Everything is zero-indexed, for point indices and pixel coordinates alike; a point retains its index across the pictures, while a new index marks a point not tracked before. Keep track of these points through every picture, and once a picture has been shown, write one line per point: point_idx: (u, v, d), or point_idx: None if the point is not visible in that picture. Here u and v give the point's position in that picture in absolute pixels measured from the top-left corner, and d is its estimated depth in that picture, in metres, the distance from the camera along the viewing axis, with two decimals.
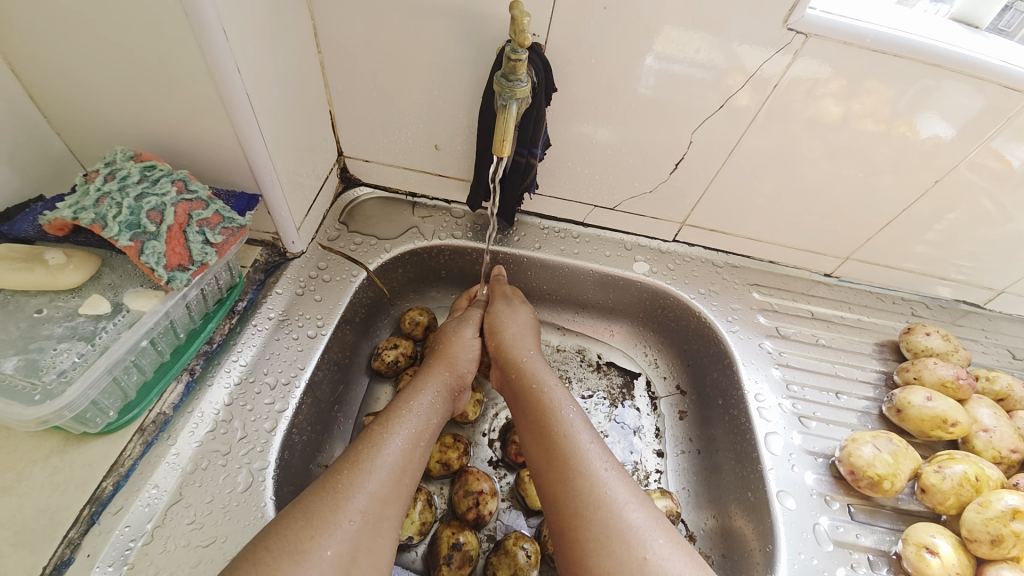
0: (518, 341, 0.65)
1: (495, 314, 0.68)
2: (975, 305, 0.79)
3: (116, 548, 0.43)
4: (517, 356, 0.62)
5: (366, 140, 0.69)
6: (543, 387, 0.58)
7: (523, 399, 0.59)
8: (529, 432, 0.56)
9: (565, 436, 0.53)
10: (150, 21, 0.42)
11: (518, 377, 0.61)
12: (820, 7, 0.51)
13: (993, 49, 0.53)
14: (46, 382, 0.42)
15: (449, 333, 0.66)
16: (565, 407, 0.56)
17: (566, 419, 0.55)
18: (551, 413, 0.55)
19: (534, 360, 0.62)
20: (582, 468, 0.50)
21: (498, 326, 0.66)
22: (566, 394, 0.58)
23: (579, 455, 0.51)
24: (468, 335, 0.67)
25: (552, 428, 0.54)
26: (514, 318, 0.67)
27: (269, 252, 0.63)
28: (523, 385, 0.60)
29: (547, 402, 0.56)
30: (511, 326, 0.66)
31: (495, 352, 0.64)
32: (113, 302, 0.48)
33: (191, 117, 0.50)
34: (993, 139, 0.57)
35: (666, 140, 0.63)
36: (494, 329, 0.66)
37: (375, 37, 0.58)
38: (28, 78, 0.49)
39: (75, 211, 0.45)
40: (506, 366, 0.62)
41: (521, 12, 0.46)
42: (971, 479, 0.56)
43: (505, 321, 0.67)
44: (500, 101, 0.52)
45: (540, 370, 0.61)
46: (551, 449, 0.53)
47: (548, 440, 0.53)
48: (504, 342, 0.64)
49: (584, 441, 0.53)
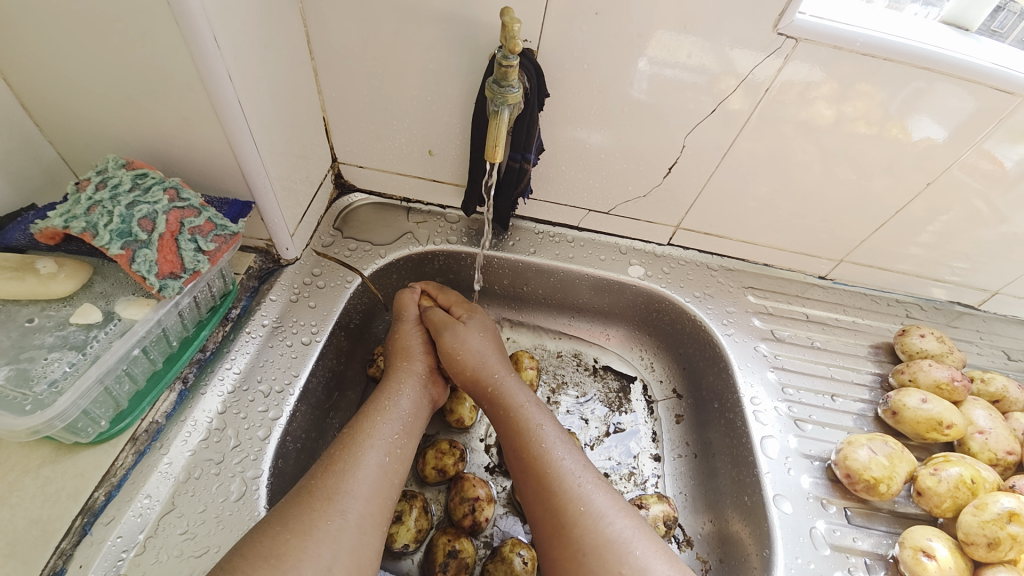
0: (480, 370, 0.61)
1: (446, 350, 0.62)
2: (970, 306, 0.79)
3: (109, 558, 0.42)
4: (484, 390, 0.60)
5: (361, 146, 0.69)
6: (514, 408, 0.57)
7: (499, 420, 0.58)
8: (507, 452, 0.56)
9: (540, 456, 0.53)
10: (141, 30, 0.42)
11: (491, 403, 0.59)
12: (810, 12, 0.52)
13: (984, 51, 0.53)
14: (37, 392, 0.42)
15: (406, 343, 0.63)
16: (538, 424, 0.55)
17: (540, 437, 0.54)
18: (525, 434, 0.55)
19: (505, 381, 0.60)
20: (559, 487, 0.50)
21: (455, 358, 0.61)
22: (540, 410, 0.58)
23: (555, 473, 0.51)
24: (416, 333, 0.64)
25: (526, 449, 0.54)
26: (468, 344, 0.62)
27: (262, 258, 0.63)
28: (495, 411, 0.58)
29: (520, 423, 0.56)
30: (467, 354, 0.61)
31: (463, 384, 0.61)
32: (105, 310, 0.48)
33: (184, 126, 0.50)
34: (986, 140, 0.58)
35: (659, 144, 0.64)
36: (451, 366, 0.62)
37: (368, 44, 0.58)
38: (19, 88, 0.49)
39: (65, 219, 0.44)
40: (477, 391, 0.61)
41: (512, 18, 0.46)
42: (967, 481, 0.56)
43: (460, 354, 0.61)
44: (493, 107, 0.52)
45: (510, 391, 0.59)
46: (528, 469, 0.53)
47: (526, 460, 0.53)
48: (466, 376, 0.61)
49: (559, 457, 0.52)
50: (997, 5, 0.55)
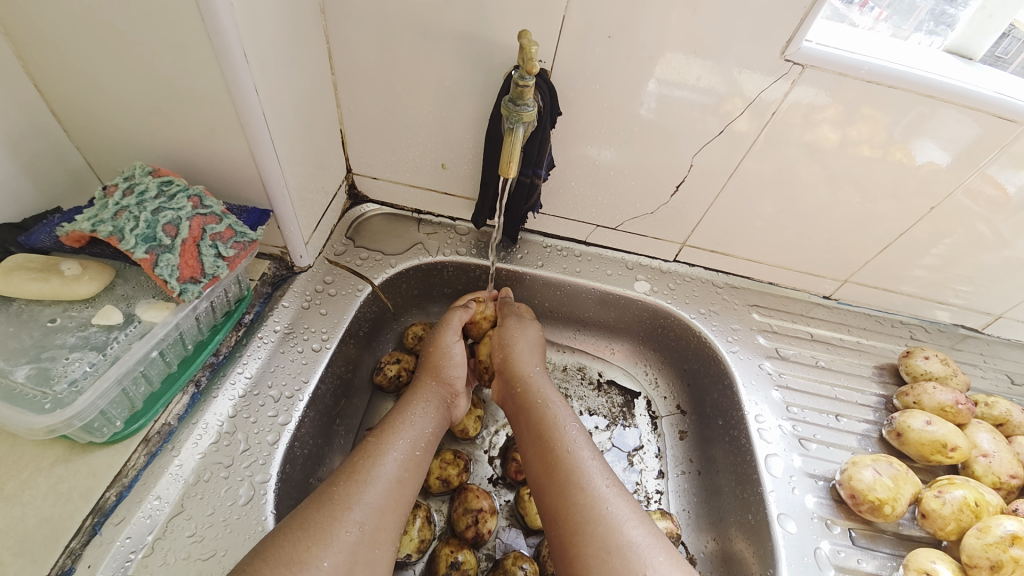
0: (527, 357, 0.64)
1: (505, 330, 0.67)
2: (974, 329, 0.79)
3: (117, 559, 0.43)
4: (524, 371, 0.62)
5: (375, 159, 0.71)
6: (548, 402, 0.59)
7: (527, 414, 0.59)
8: (530, 446, 0.56)
9: (568, 451, 0.53)
10: (175, 44, 0.44)
11: (523, 394, 0.61)
12: (816, 40, 0.53)
13: (986, 81, 0.55)
14: (57, 391, 0.43)
15: (438, 362, 0.63)
16: (566, 422, 0.57)
17: (568, 435, 0.55)
18: (554, 429, 0.56)
19: (540, 377, 0.62)
20: (584, 484, 0.50)
21: (512, 335, 0.66)
22: (568, 410, 0.59)
23: (580, 471, 0.52)
24: (452, 346, 0.65)
25: (554, 443, 0.54)
26: (525, 333, 0.67)
27: (277, 265, 0.64)
28: (526, 402, 0.60)
29: (550, 418, 0.57)
30: (520, 341, 0.66)
31: (503, 363, 0.64)
32: (125, 313, 0.49)
33: (209, 135, 0.51)
34: (989, 165, 0.59)
35: (667, 163, 0.65)
36: (504, 343, 0.66)
37: (387, 60, 0.60)
38: (53, 97, 0.51)
39: (94, 223, 0.46)
40: (512, 380, 0.62)
41: (529, 42, 0.48)
42: (970, 504, 0.56)
43: (515, 337, 0.66)
44: (508, 125, 0.54)
45: (545, 387, 0.61)
46: (552, 463, 0.53)
47: (550, 456, 0.54)
48: (512, 356, 0.64)
49: (585, 456, 0.53)
50: (1002, 32, 0.56)
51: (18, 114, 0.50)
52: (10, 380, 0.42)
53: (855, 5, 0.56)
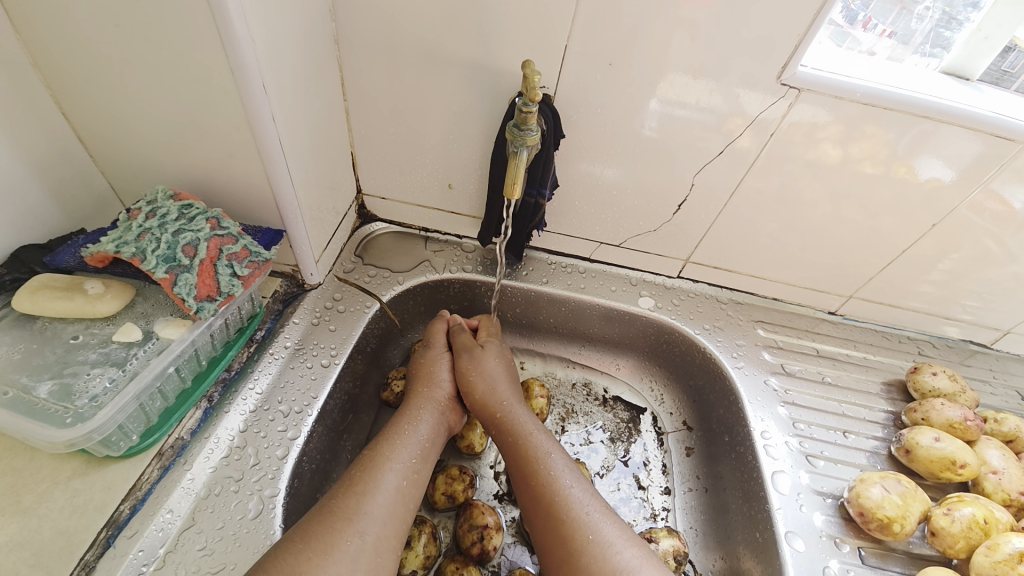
0: (491, 394, 0.63)
1: (463, 370, 0.65)
2: (984, 345, 0.79)
3: (130, 571, 0.44)
4: (493, 411, 0.61)
5: (385, 179, 0.73)
6: (523, 435, 0.58)
7: (507, 447, 0.59)
8: (515, 479, 0.57)
9: (547, 483, 0.53)
10: (198, 76, 0.47)
11: (499, 430, 0.60)
12: (811, 64, 0.55)
13: (983, 100, 0.56)
14: (78, 406, 0.44)
15: (431, 369, 0.65)
16: (545, 452, 0.56)
17: (547, 465, 0.55)
18: (533, 461, 0.56)
19: (513, 408, 0.62)
20: (566, 516, 0.51)
21: (469, 378, 0.64)
22: (548, 438, 0.59)
23: (562, 502, 0.52)
24: (440, 358, 0.67)
25: (534, 476, 0.54)
26: (485, 367, 0.65)
27: (288, 282, 0.66)
28: (503, 437, 0.60)
29: (527, 451, 0.57)
30: (484, 376, 0.64)
31: (471, 406, 0.63)
32: (145, 330, 0.51)
33: (227, 159, 0.54)
34: (991, 181, 0.59)
35: (670, 182, 0.67)
36: (466, 386, 0.64)
37: (397, 87, 0.62)
38: (82, 125, 0.54)
39: (118, 245, 0.48)
40: (485, 418, 0.62)
41: (532, 70, 0.50)
42: (980, 521, 0.55)
43: (475, 375, 0.64)
44: (512, 148, 0.56)
45: (518, 418, 0.60)
46: (536, 497, 0.53)
47: (532, 487, 0.54)
48: (477, 399, 0.63)
49: (566, 485, 0.53)
50: (1004, 49, 0.56)
51: (48, 141, 0.53)
52: (33, 396, 0.44)
53: (857, 24, 0.58)
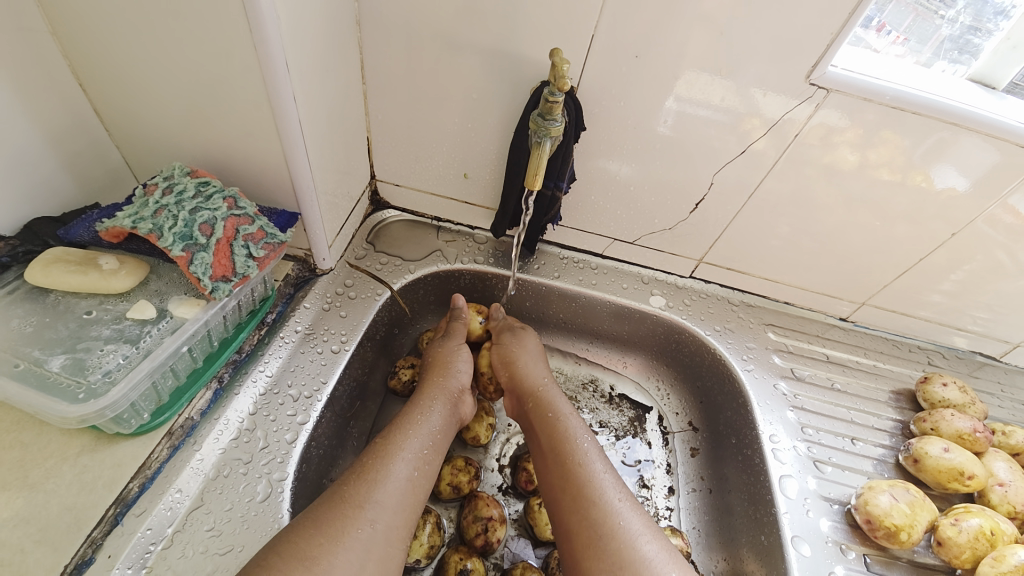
0: (531, 369, 0.65)
1: (505, 347, 0.67)
2: (992, 357, 0.79)
3: (136, 550, 0.43)
4: (535, 384, 0.63)
5: (399, 166, 0.72)
6: (560, 415, 0.59)
7: (540, 426, 0.59)
8: (544, 459, 0.56)
9: (581, 464, 0.53)
10: (220, 52, 0.46)
11: (536, 405, 0.61)
12: (841, 65, 0.54)
13: (1009, 109, 0.55)
14: (91, 381, 0.44)
15: (445, 361, 0.65)
16: (580, 435, 0.57)
17: (582, 447, 0.55)
18: (567, 442, 0.56)
19: (550, 390, 0.62)
20: (597, 498, 0.50)
21: (512, 350, 0.67)
22: (580, 422, 0.59)
23: (593, 485, 0.52)
24: (458, 350, 0.66)
25: (568, 456, 0.54)
26: (525, 344, 0.68)
27: (299, 266, 0.65)
28: (538, 415, 0.60)
29: (564, 430, 0.57)
30: (525, 353, 0.66)
31: (513, 381, 0.64)
32: (158, 308, 0.50)
33: (244, 139, 0.53)
34: (1010, 194, 0.59)
35: (687, 181, 0.66)
36: (505, 357, 0.66)
37: (416, 71, 0.61)
38: (97, 96, 0.53)
39: (135, 220, 0.48)
40: (525, 394, 0.63)
41: (561, 59, 0.49)
42: (987, 533, 0.56)
43: (518, 352, 0.66)
44: (535, 138, 0.55)
45: (556, 400, 0.61)
46: (566, 476, 0.53)
47: (564, 468, 0.54)
48: (518, 371, 0.65)
49: (598, 470, 0.53)
50: None
51: (63, 113, 0.52)
52: (45, 369, 0.44)
53: (872, 28, 0.56)
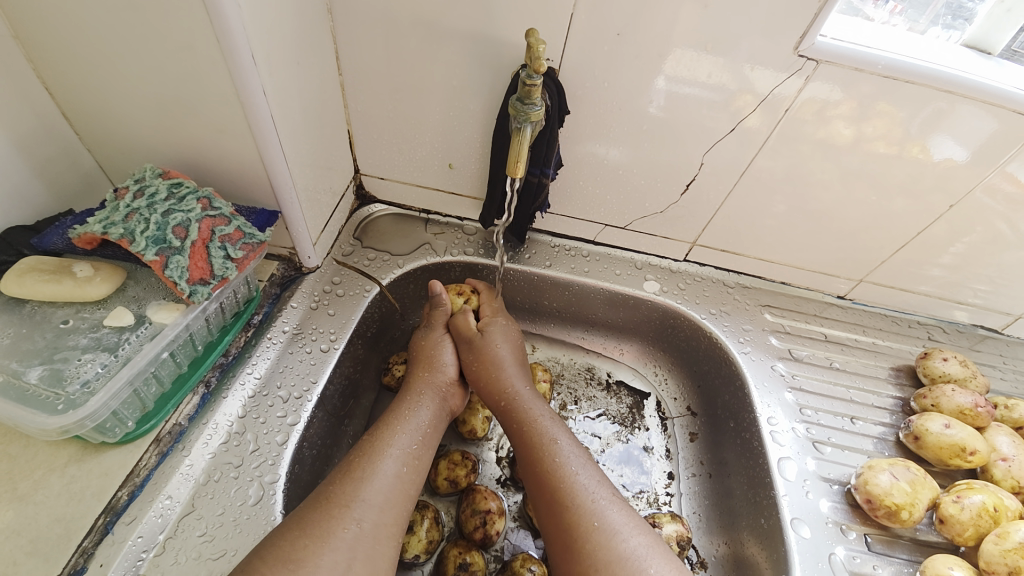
0: (498, 372, 0.61)
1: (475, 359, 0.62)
2: (993, 330, 0.77)
3: (128, 558, 0.43)
4: (499, 387, 0.60)
5: (382, 159, 0.71)
6: (530, 420, 0.57)
7: (512, 433, 0.58)
8: (521, 466, 0.56)
9: (554, 469, 0.52)
10: (184, 47, 0.44)
11: (506, 413, 0.59)
12: (831, 34, 0.52)
13: (1006, 75, 0.53)
14: (70, 392, 0.43)
15: (432, 353, 0.63)
16: (555, 438, 0.55)
17: (556, 450, 0.54)
18: (539, 446, 0.55)
19: (515, 390, 0.60)
20: (570, 501, 0.50)
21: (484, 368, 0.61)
22: (555, 423, 0.57)
23: (568, 487, 0.51)
24: (443, 342, 0.64)
25: (541, 461, 0.53)
26: (497, 349, 0.62)
27: (284, 266, 0.64)
28: (510, 422, 0.58)
29: (535, 435, 0.56)
30: (493, 366, 0.61)
31: (477, 387, 0.62)
32: (137, 314, 0.49)
33: (218, 138, 0.52)
34: (1009, 163, 0.57)
35: (678, 163, 0.64)
36: (480, 351, 0.62)
37: (394, 59, 0.59)
38: (62, 98, 0.51)
39: (105, 226, 0.46)
40: (492, 402, 0.61)
41: (536, 39, 0.48)
42: (989, 509, 0.55)
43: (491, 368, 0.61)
44: (516, 124, 0.54)
45: (527, 403, 0.59)
46: (542, 482, 0.52)
47: (538, 474, 0.53)
48: (485, 377, 0.61)
49: (573, 470, 0.52)
50: None
51: (31, 117, 0.50)
52: (24, 381, 0.43)
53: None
